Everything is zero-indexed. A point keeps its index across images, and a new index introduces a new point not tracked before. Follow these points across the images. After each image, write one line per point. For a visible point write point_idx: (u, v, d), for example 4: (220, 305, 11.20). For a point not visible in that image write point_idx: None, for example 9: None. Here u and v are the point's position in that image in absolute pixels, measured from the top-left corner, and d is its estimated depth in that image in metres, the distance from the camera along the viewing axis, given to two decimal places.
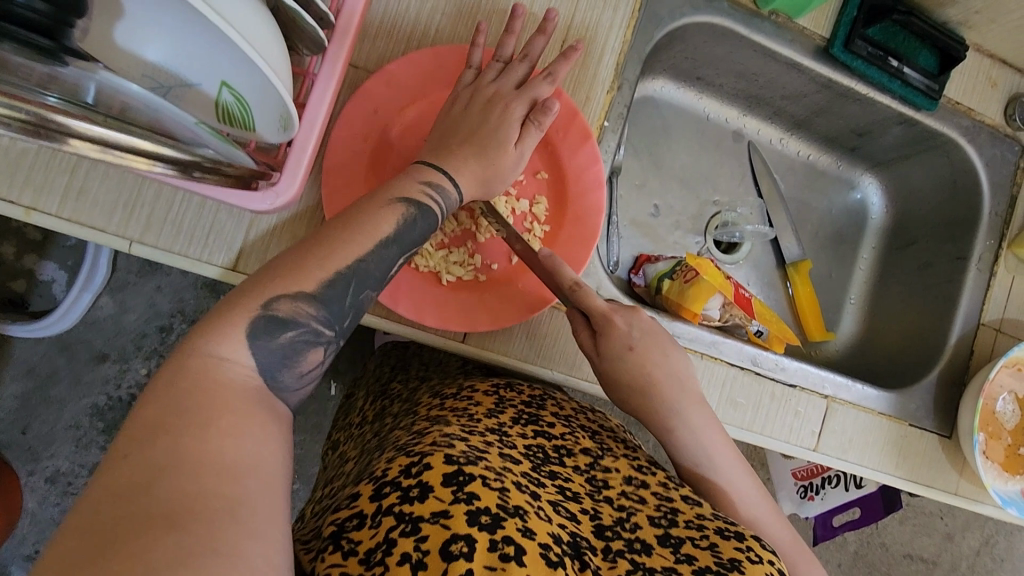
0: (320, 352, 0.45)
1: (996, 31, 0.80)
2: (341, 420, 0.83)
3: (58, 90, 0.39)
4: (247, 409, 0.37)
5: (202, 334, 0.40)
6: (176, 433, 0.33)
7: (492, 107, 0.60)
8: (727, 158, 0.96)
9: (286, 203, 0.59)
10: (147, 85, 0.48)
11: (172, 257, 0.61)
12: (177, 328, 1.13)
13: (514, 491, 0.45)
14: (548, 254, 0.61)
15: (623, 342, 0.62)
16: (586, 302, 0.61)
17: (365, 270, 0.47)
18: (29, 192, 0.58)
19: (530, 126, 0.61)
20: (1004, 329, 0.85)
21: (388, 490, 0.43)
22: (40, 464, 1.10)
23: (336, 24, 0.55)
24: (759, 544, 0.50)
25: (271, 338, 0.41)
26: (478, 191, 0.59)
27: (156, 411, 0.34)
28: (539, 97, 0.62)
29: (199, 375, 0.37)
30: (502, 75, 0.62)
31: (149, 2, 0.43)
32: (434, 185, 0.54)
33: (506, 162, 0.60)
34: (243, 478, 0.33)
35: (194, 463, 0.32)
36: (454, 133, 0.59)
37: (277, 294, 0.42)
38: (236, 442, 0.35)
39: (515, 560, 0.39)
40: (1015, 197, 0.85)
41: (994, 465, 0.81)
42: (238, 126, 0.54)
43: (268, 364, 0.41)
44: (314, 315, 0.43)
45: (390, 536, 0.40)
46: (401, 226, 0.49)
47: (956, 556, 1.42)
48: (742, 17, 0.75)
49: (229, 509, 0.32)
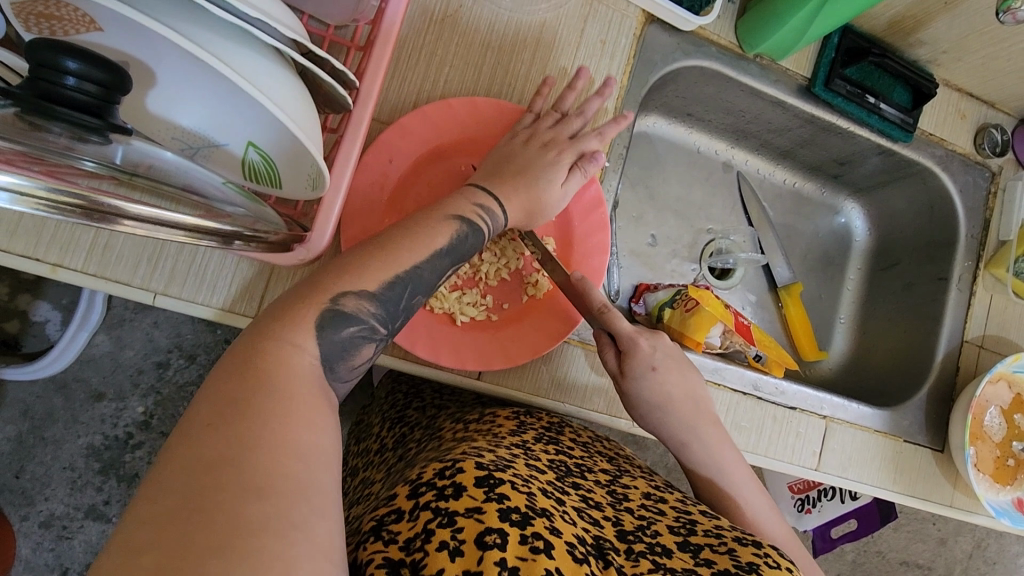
0: (372, 348, 0.47)
1: (963, 68, 0.86)
2: (356, 446, 0.85)
3: (94, 155, 0.41)
4: (315, 403, 0.39)
5: (277, 325, 0.42)
6: (252, 417, 0.36)
7: (547, 149, 0.66)
8: (718, 188, 1.00)
9: (315, 256, 0.58)
10: (176, 146, 0.51)
11: (196, 307, 0.63)
12: (174, 364, 1.13)
13: (540, 495, 0.47)
14: (579, 278, 0.63)
15: (647, 362, 0.64)
16: (612, 325, 0.63)
17: (418, 276, 0.49)
18: (55, 249, 0.60)
19: (577, 171, 0.66)
20: (986, 345, 0.90)
21: (424, 489, 0.45)
22: (34, 507, 1.08)
23: (361, 88, 0.57)
24: (777, 553, 0.50)
25: (336, 332, 0.44)
26: (521, 219, 0.63)
27: (233, 390, 0.37)
28: (586, 149, 0.68)
29: (277, 363, 0.40)
30: (558, 124, 0.68)
31: (187, 76, 0.46)
32: (486, 208, 0.57)
33: (551, 198, 0.64)
34: (308, 465, 0.35)
35: (268, 448, 0.34)
36: (510, 161, 0.64)
37: (344, 290, 0.45)
38: (307, 431, 0.37)
39: (546, 553, 0.41)
40: (988, 220, 0.91)
41: (985, 477, 0.85)
42: (264, 183, 0.56)
43: (327, 354, 0.43)
44: (373, 313, 0.46)
45: (429, 527, 0.41)
46: (456, 238, 0.53)
47: (949, 561, 1.46)
48: (730, 60, 0.80)
49: (299, 490, 0.34)
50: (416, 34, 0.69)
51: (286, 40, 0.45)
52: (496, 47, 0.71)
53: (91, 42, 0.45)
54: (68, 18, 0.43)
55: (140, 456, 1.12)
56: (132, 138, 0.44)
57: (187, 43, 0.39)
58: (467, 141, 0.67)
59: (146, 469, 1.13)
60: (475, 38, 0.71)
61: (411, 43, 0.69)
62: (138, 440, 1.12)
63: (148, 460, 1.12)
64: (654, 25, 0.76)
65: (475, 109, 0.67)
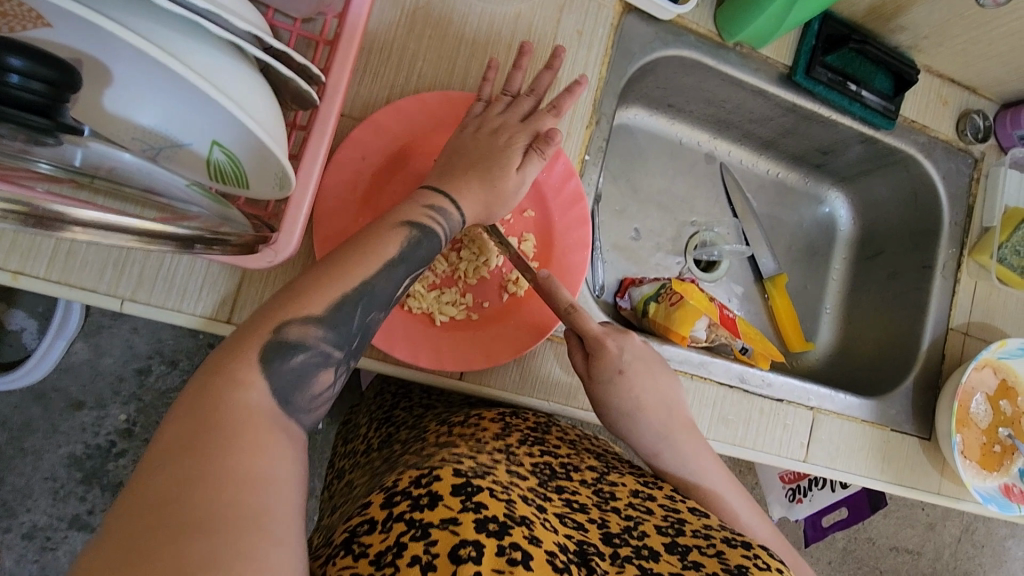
0: (330, 373, 0.45)
1: (943, 53, 0.86)
2: (343, 448, 0.83)
3: (50, 158, 0.40)
4: (264, 427, 0.38)
5: (223, 359, 0.41)
6: (201, 449, 0.34)
7: (498, 135, 0.62)
8: (701, 179, 0.99)
9: (285, 259, 0.56)
10: (137, 148, 0.49)
11: (165, 312, 0.61)
12: (155, 370, 1.11)
13: (520, 503, 0.46)
14: (545, 276, 0.61)
15: (613, 366, 0.63)
16: (581, 325, 0.61)
17: (370, 291, 0.47)
18: (15, 257, 0.58)
19: (533, 154, 0.62)
20: (972, 332, 0.90)
21: (398, 499, 0.43)
22: (15, 520, 1.05)
23: (327, 81, 0.55)
24: (767, 554, 0.50)
25: (284, 363, 0.42)
26: (480, 213, 0.59)
27: (180, 431, 0.36)
28: (542, 128, 0.64)
29: (224, 397, 0.38)
30: (509, 108, 0.65)
31: (143, 73, 0.44)
32: (437, 209, 0.55)
33: (507, 185, 0.60)
34: (264, 490, 0.35)
35: (217, 477, 0.33)
36: (461, 153, 0.61)
37: (287, 318, 0.43)
38: (261, 458, 0.36)
39: (523, 564, 0.40)
40: (971, 207, 0.91)
41: (972, 464, 0.85)
42: (231, 184, 0.54)
43: (281, 386, 0.42)
44: (322, 336, 0.44)
45: (401, 540, 0.40)
46: (406, 247, 0.50)
47: (939, 545, 1.47)
48: (709, 49, 0.79)
49: (252, 519, 0.33)
50: (387, 27, 0.67)
51: (243, 33, 0.43)
52: (470, 40, 0.70)
53: (42, 39, 0.42)
54: (14, 14, 0.41)
55: (123, 464, 1.10)
56: (90, 138, 0.43)
57: (136, 40, 0.37)
58: (442, 136, 0.66)
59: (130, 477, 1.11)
60: (448, 31, 0.69)
61: (382, 38, 0.67)
62: (121, 448, 1.09)
63: (132, 468, 1.10)
64: (632, 14, 0.75)
65: (449, 103, 0.65)
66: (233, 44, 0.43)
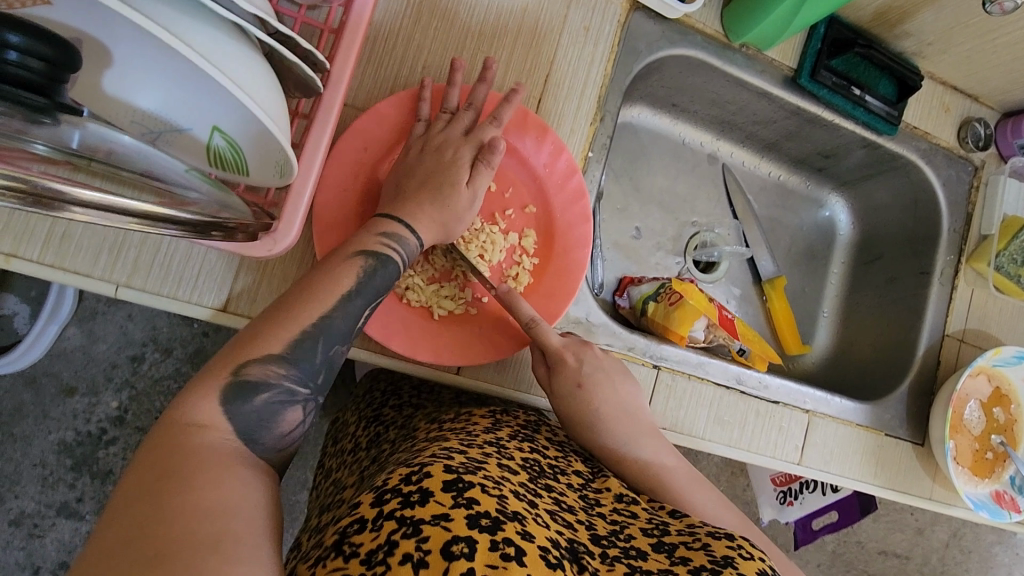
0: (298, 410, 0.47)
1: (948, 60, 0.86)
2: (332, 446, 0.82)
3: (47, 139, 0.39)
4: (229, 463, 0.39)
5: (179, 406, 0.42)
6: (159, 489, 0.35)
7: (443, 151, 0.61)
8: (703, 180, 0.99)
9: (286, 250, 0.56)
10: (137, 132, 0.48)
11: (160, 300, 0.60)
12: (150, 358, 1.10)
13: (512, 498, 0.46)
14: (507, 290, 0.63)
15: (574, 380, 0.64)
16: (542, 340, 0.63)
17: (329, 325, 0.48)
18: (9, 239, 0.57)
19: (481, 166, 0.61)
20: (967, 339, 0.90)
21: (389, 496, 0.43)
22: (3, 506, 1.04)
23: (332, 70, 0.54)
24: (749, 544, 0.50)
25: (245, 403, 0.43)
26: (437, 235, 0.60)
27: (144, 475, 0.36)
28: (488, 140, 0.62)
29: (184, 440, 0.39)
30: (450, 124, 0.63)
31: (144, 57, 0.43)
32: (393, 237, 0.55)
33: (458, 202, 0.60)
34: (224, 517, 0.35)
35: (181, 512, 0.34)
36: (412, 172, 0.60)
37: (248, 360, 0.45)
38: (223, 488, 0.37)
39: (517, 560, 0.39)
40: (970, 215, 0.91)
41: (964, 470, 0.86)
42: (230, 170, 0.53)
43: (244, 427, 0.43)
44: (284, 374, 0.46)
45: (392, 538, 0.39)
46: (361, 277, 0.51)
47: (927, 550, 1.48)
48: (715, 50, 0.79)
49: (214, 544, 0.33)
50: (392, 19, 0.67)
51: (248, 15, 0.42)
52: (477, 33, 0.69)
53: (39, 17, 0.41)
54: None
55: (114, 452, 1.09)
56: (88, 120, 0.41)
57: (149, 25, 0.36)
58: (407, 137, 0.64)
59: (122, 465, 1.10)
60: (455, 24, 0.68)
61: (387, 28, 0.67)
62: (112, 436, 1.08)
63: (123, 457, 1.09)
64: (639, 12, 0.75)
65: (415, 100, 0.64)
66: (235, 26, 0.42)
